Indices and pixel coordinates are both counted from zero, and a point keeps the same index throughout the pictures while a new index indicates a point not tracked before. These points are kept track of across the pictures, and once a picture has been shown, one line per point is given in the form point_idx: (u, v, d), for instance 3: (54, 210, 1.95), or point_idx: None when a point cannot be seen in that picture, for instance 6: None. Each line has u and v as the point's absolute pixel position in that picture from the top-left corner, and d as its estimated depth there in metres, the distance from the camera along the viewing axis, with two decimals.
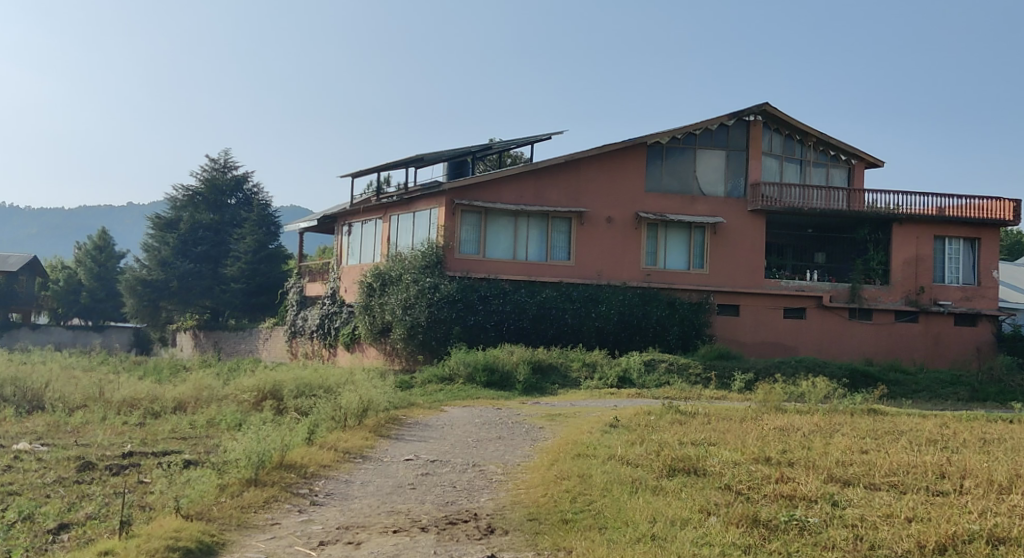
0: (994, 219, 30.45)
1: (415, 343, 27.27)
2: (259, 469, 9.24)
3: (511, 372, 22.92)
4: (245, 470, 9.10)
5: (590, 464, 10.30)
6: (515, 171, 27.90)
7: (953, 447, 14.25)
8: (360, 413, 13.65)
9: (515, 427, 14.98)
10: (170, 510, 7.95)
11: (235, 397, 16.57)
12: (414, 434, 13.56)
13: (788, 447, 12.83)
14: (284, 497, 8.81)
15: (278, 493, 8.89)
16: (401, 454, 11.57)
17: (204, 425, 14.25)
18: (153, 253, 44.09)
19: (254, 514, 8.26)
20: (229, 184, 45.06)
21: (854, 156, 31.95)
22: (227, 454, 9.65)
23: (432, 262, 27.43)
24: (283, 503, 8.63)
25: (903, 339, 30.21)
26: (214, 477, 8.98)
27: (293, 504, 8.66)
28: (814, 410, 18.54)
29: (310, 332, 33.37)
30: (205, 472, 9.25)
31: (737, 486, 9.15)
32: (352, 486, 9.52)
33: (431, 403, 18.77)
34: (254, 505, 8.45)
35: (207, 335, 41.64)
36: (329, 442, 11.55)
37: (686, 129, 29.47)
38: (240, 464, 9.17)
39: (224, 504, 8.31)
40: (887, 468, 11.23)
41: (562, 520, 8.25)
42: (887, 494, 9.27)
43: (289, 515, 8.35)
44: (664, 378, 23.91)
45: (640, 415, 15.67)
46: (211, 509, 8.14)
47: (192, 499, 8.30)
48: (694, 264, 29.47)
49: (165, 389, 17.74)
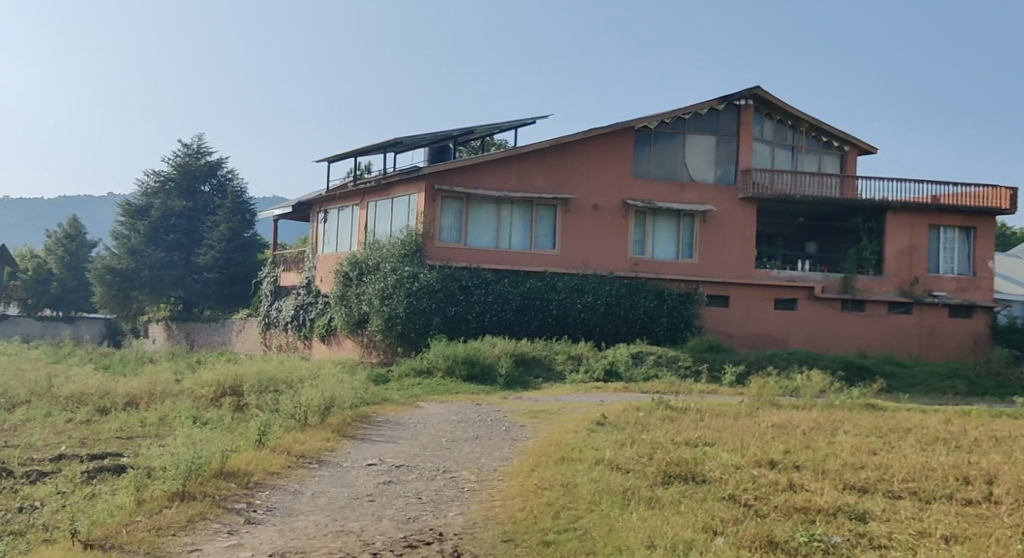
0: (991, 207, 29.48)
1: (394, 335, 26.18)
2: (188, 480, 8.08)
3: (492, 366, 21.74)
4: (171, 481, 7.94)
5: (576, 471, 9.16)
6: (497, 155, 26.72)
7: (966, 447, 13.18)
8: (323, 411, 12.46)
9: (494, 425, 13.84)
10: (65, 535, 6.80)
11: (192, 393, 15.39)
12: (382, 435, 12.38)
13: (792, 447, 11.76)
14: (215, 515, 7.64)
15: (208, 510, 7.72)
16: (363, 458, 10.38)
17: (155, 424, 13.08)
18: (123, 241, 42.70)
19: (172, 538, 7.08)
20: (202, 171, 43.57)
21: (847, 143, 30.97)
22: (154, 460, 8.50)
23: (412, 250, 26.23)
24: (211, 523, 7.46)
25: (898, 331, 29.19)
26: (132, 492, 7.81)
27: (223, 523, 7.49)
28: (811, 405, 17.50)
29: (284, 323, 32.21)
30: (125, 485, 8.08)
31: (742, 496, 8.04)
32: (301, 499, 8.35)
33: (406, 399, 17.63)
34: (174, 525, 7.28)
35: (180, 326, 40.05)
36: (283, 445, 10.37)
37: (675, 113, 28.32)
38: (168, 475, 8.03)
39: (136, 526, 7.15)
40: (904, 472, 10.14)
41: (542, 543, 7.13)
42: (910, 505, 8.19)
43: (216, 538, 7.17)
44: (653, 371, 22.81)
45: (630, 411, 14.56)
46: (118, 533, 7.00)
47: (97, 521, 7.18)
48: (683, 253, 28.40)
49: (118, 383, 16.52)
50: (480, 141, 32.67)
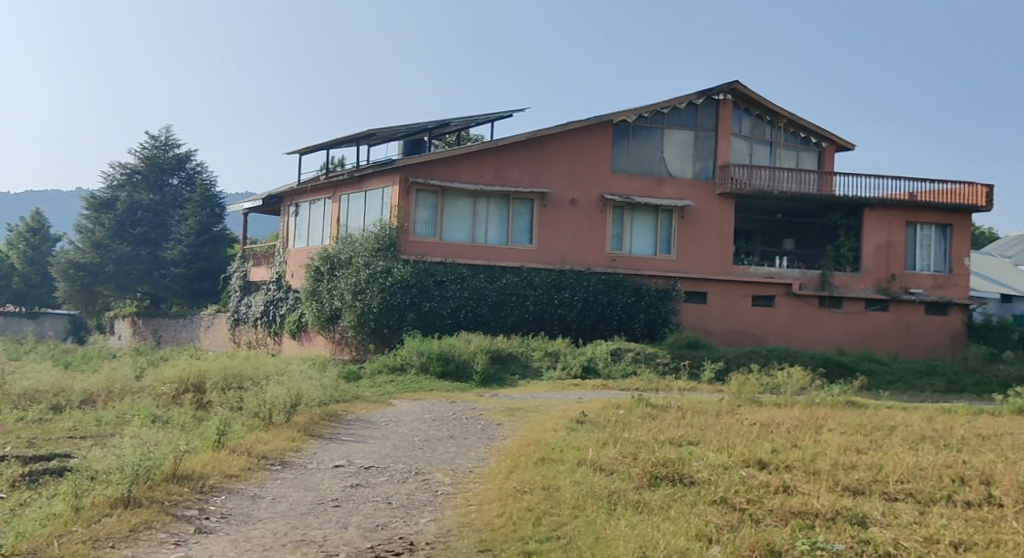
0: (967, 204, 29.25)
1: (366, 331, 25.58)
2: (134, 484, 7.49)
3: (468, 362, 21.19)
4: (115, 487, 7.35)
5: (558, 473, 8.63)
6: (473, 148, 26.14)
7: (956, 446, 12.77)
8: (288, 409, 11.87)
9: (468, 423, 13.31)
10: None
11: (153, 391, 14.77)
12: (351, 433, 11.81)
13: (778, 446, 11.33)
14: (161, 524, 7.07)
15: (154, 517, 7.14)
16: (330, 459, 9.80)
17: (112, 422, 12.48)
18: (87, 235, 41.75)
19: (110, 550, 6.49)
20: (170, 163, 43.23)
21: (825, 139, 30.68)
22: (100, 461, 7.91)
23: (385, 243, 25.63)
24: (156, 533, 6.88)
25: (876, 328, 28.93)
26: (70, 499, 7.22)
27: (170, 533, 6.91)
28: (793, 402, 17.09)
29: (254, 319, 31.60)
30: (64, 492, 7.48)
31: (735, 500, 7.55)
32: (260, 505, 7.77)
33: (378, 396, 17.12)
34: (114, 537, 6.70)
35: (147, 322, 39.13)
36: (244, 445, 9.77)
37: (654, 107, 27.88)
38: (113, 479, 7.45)
39: (70, 537, 6.57)
40: (898, 472, 9.70)
41: (523, 554, 6.60)
42: (910, 508, 7.73)
43: (159, 550, 6.59)
44: (631, 367, 22.35)
45: (609, 409, 14.12)
46: (50, 545, 6.41)
47: (27, 532, 6.59)
48: (660, 249, 27.98)
49: (75, 380, 15.89)
50: (455, 134, 32.09)
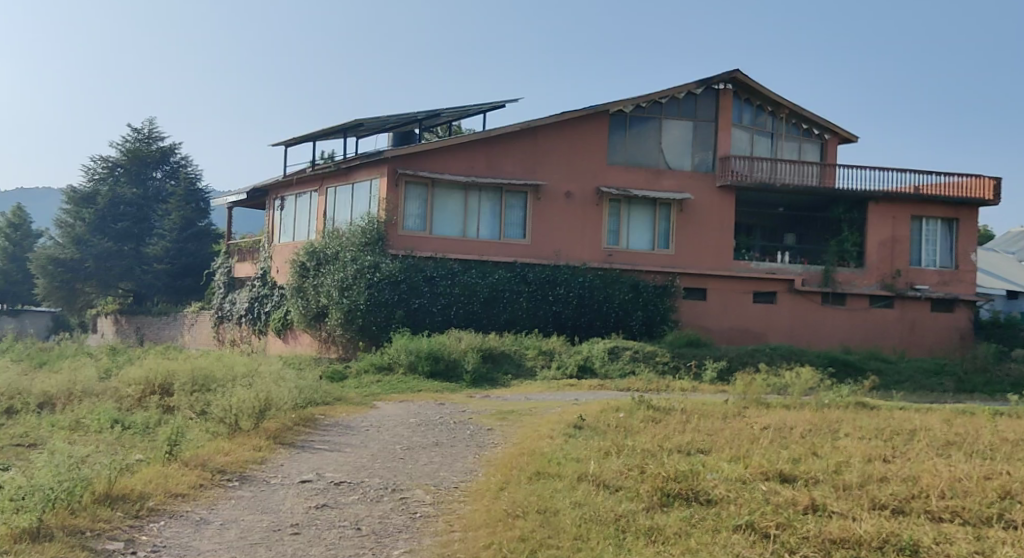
0: (974, 198, 28.20)
1: (354, 328, 24.47)
2: (46, 513, 6.51)
3: (458, 362, 20.11)
4: (24, 516, 6.39)
5: (555, 492, 7.58)
6: (463, 138, 25.03)
7: (986, 453, 11.65)
8: (257, 415, 10.83)
9: (456, 428, 12.25)
10: None
11: (119, 394, 13.79)
12: (325, 441, 10.73)
13: (796, 454, 10.26)
14: None
15: (68, 551, 6.17)
16: (298, 473, 8.72)
17: (66, 427, 11.48)
18: (68, 230, 40.71)
19: None
20: (154, 157, 41.95)
21: (827, 131, 29.65)
22: (12, 482, 6.94)
23: (373, 238, 24.54)
24: None
25: (879, 325, 27.91)
26: None
27: None
28: (802, 405, 15.99)
29: (238, 317, 30.59)
30: None
31: (764, 526, 6.63)
32: (204, 533, 6.77)
33: (363, 398, 16.09)
34: None
35: (130, 320, 38.10)
36: (199, 457, 8.73)
37: (651, 96, 26.80)
38: (21, 507, 6.48)
39: None
40: (936, 485, 8.63)
41: None
42: (962, 532, 6.77)
43: None
44: (629, 367, 21.30)
45: (608, 413, 13.05)
46: None
47: None
48: (658, 244, 26.94)
49: (35, 379, 14.90)
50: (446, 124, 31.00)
